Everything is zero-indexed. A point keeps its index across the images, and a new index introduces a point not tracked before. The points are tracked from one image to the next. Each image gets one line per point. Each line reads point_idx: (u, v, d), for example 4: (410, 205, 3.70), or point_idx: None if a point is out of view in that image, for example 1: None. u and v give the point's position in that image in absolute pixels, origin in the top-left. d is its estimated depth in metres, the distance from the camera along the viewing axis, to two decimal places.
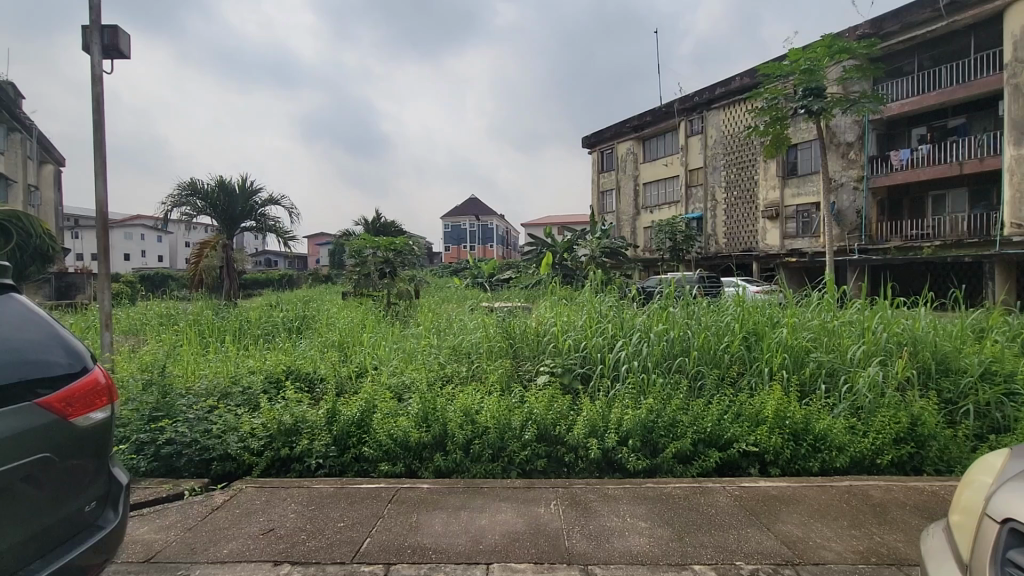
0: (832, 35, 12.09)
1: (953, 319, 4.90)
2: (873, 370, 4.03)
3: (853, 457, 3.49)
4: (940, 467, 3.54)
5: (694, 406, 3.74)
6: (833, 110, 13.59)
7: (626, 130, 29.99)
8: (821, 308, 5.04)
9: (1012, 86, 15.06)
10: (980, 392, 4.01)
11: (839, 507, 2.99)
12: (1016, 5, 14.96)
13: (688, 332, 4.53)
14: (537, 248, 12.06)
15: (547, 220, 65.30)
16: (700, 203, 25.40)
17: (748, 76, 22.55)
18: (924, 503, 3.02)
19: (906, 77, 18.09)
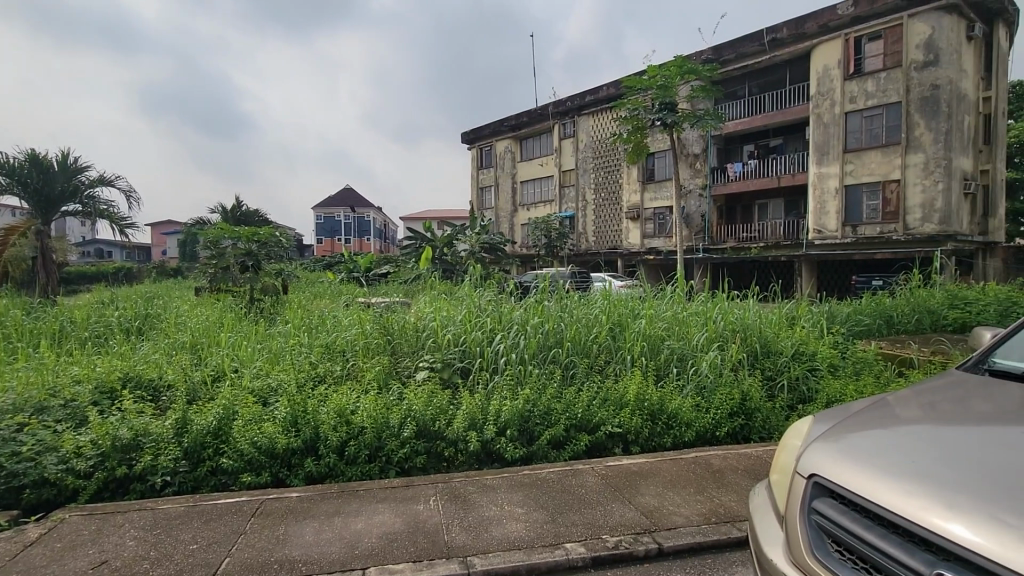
0: (682, 57, 13.56)
1: (773, 309, 5.79)
2: (713, 354, 4.63)
3: (699, 431, 4.00)
4: (763, 434, 4.19)
5: (567, 394, 4.00)
6: (683, 124, 15.25)
7: (504, 129, 30.67)
8: (672, 300, 5.67)
9: (816, 115, 18.17)
10: (792, 369, 4.84)
11: (686, 476, 3.41)
12: (818, 48, 18.10)
13: (560, 325, 4.78)
14: (416, 242, 11.80)
15: (426, 215, 64.38)
16: (572, 203, 26.91)
17: (613, 86, 24.37)
18: (751, 466, 3.56)
19: (740, 100, 20.95)
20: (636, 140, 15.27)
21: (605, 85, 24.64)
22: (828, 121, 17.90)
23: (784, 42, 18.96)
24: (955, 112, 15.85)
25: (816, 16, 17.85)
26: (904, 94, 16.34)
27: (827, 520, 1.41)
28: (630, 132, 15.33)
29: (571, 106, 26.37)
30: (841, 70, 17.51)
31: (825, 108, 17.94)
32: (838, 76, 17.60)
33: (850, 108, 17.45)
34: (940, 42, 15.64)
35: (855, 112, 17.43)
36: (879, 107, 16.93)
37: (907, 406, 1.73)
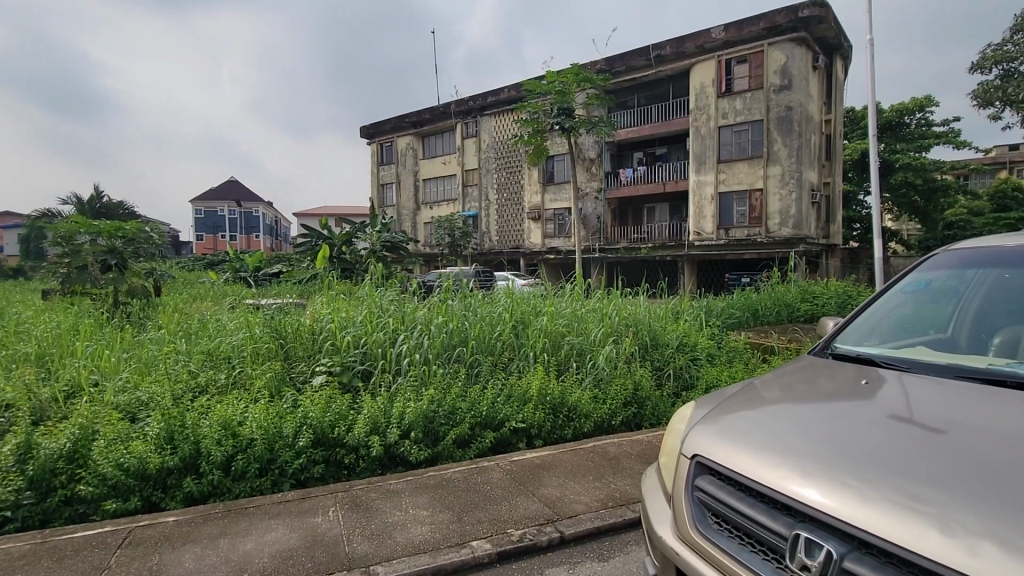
0: (578, 66, 14.20)
1: (661, 305, 6.26)
2: (609, 348, 4.92)
3: (596, 421, 4.25)
4: (653, 420, 4.54)
5: (471, 393, 4.01)
6: (580, 129, 15.94)
7: (405, 125, 29.95)
8: (572, 297, 5.93)
9: (694, 128, 19.95)
10: (676, 360, 5.29)
11: (585, 466, 3.59)
12: (696, 66, 19.88)
13: (464, 323, 4.79)
14: (311, 240, 11.11)
15: (322, 211, 61.05)
16: (475, 202, 27.02)
17: (514, 89, 24.85)
18: (643, 451, 3.85)
19: (630, 110, 22.39)
20: (536, 143, 15.68)
21: (507, 87, 25.05)
22: (705, 134, 19.74)
23: (668, 59, 20.57)
24: (805, 132, 18.21)
25: (694, 38, 19.59)
26: (765, 114, 18.47)
27: (708, 495, 1.58)
28: (530, 134, 15.73)
29: (473, 106, 26.46)
30: (715, 88, 19.40)
31: (702, 122, 19.77)
32: (712, 93, 19.48)
33: (723, 123, 19.38)
34: (793, 70, 17.85)
35: (727, 126, 19.38)
36: (746, 123, 18.97)
37: (769, 388, 1.98)
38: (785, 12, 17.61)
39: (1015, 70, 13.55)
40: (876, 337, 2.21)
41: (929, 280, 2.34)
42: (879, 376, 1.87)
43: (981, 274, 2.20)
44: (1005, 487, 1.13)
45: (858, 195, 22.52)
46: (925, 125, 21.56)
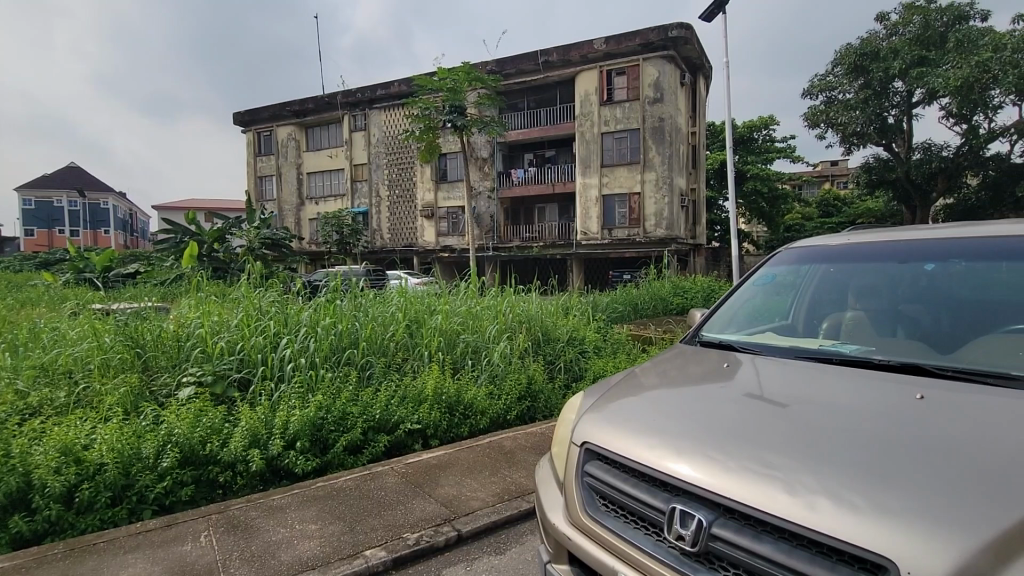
0: (470, 65, 14.25)
1: (551, 301, 6.52)
2: (503, 345, 5.02)
3: (492, 417, 4.33)
4: (545, 412, 4.75)
5: (363, 396, 3.86)
6: (472, 128, 15.99)
7: (286, 113, 27.90)
8: (466, 295, 5.96)
9: (580, 132, 21.01)
10: (567, 353, 5.55)
11: (481, 462, 3.64)
12: (581, 74, 20.93)
13: (355, 324, 4.58)
14: (175, 237, 9.89)
15: (188, 204, 54.77)
16: (365, 198, 26.01)
17: (404, 83, 24.28)
18: (537, 443, 3.99)
19: (521, 112, 23.00)
20: (428, 139, 15.44)
21: (397, 81, 24.39)
22: (589, 139, 20.88)
23: (555, 65, 21.41)
24: (675, 141, 19.98)
25: (578, 47, 20.62)
26: (641, 123, 19.97)
27: (597, 480, 1.67)
28: (422, 130, 15.46)
29: (361, 98, 25.41)
30: (597, 96, 20.59)
31: (587, 127, 20.89)
32: (596, 101, 20.65)
33: (605, 129, 20.63)
34: (664, 84, 19.50)
35: (609, 133, 20.65)
36: (625, 130, 20.36)
37: (648, 376, 2.17)
38: (657, 30, 19.22)
39: (835, 98, 16.00)
40: (735, 326, 2.51)
41: (774, 275, 2.70)
42: (738, 360, 2.13)
43: (812, 270, 2.58)
44: (840, 451, 1.33)
45: (718, 200, 25.28)
46: (769, 141, 24.77)
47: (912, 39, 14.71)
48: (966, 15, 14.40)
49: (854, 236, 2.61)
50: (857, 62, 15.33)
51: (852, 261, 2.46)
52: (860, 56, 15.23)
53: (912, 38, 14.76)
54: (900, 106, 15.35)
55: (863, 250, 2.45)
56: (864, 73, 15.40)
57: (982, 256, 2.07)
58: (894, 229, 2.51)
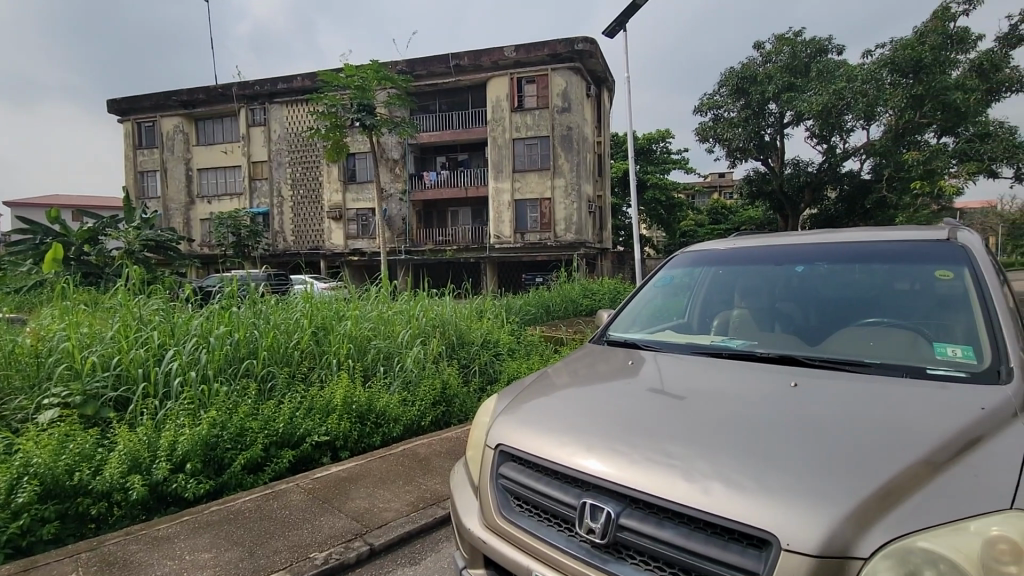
0: (378, 64, 13.86)
1: (465, 305, 6.50)
2: (416, 350, 4.91)
3: (405, 424, 4.23)
4: (460, 417, 4.72)
5: (264, 410, 3.60)
6: (382, 128, 15.55)
7: (172, 103, 25.38)
8: (377, 300, 5.77)
9: (492, 137, 21.23)
10: (482, 356, 5.56)
11: (395, 471, 3.54)
12: (493, 80, 21.15)
13: (253, 332, 4.25)
14: (33, 237, 8.60)
15: (49, 200, 47.91)
16: (265, 198, 24.35)
17: (308, 78, 23.07)
18: (452, 447, 3.95)
19: (433, 114, 22.78)
20: (335, 138, 14.79)
21: (300, 75, 23.10)
22: (501, 144, 21.15)
23: (466, 70, 21.45)
24: (582, 150, 20.84)
25: (489, 53, 20.84)
26: (551, 131, 20.60)
27: (512, 482, 1.69)
28: (328, 128, 14.76)
29: (260, 91, 23.76)
30: (508, 103, 20.92)
31: (499, 133, 21.15)
32: (507, 107, 20.97)
33: (516, 135, 21.01)
34: (572, 94, 20.29)
35: (520, 139, 21.06)
36: (535, 137, 20.87)
37: (560, 374, 2.24)
38: (564, 42, 19.95)
39: (721, 116, 17.61)
40: (638, 325, 2.66)
41: (672, 277, 2.90)
42: (642, 357, 2.26)
43: (704, 272, 2.80)
44: (732, 437, 1.45)
45: (622, 207, 26.70)
46: (666, 152, 26.59)
47: (784, 67, 16.52)
48: (826, 48, 16.41)
49: (739, 241, 2.88)
50: (739, 84, 16.98)
51: (738, 264, 2.71)
52: (741, 79, 16.90)
53: (783, 66, 16.59)
54: (774, 126, 17.14)
55: (747, 254, 2.72)
56: (745, 94, 17.07)
57: (840, 259, 2.39)
58: (771, 236, 2.81)
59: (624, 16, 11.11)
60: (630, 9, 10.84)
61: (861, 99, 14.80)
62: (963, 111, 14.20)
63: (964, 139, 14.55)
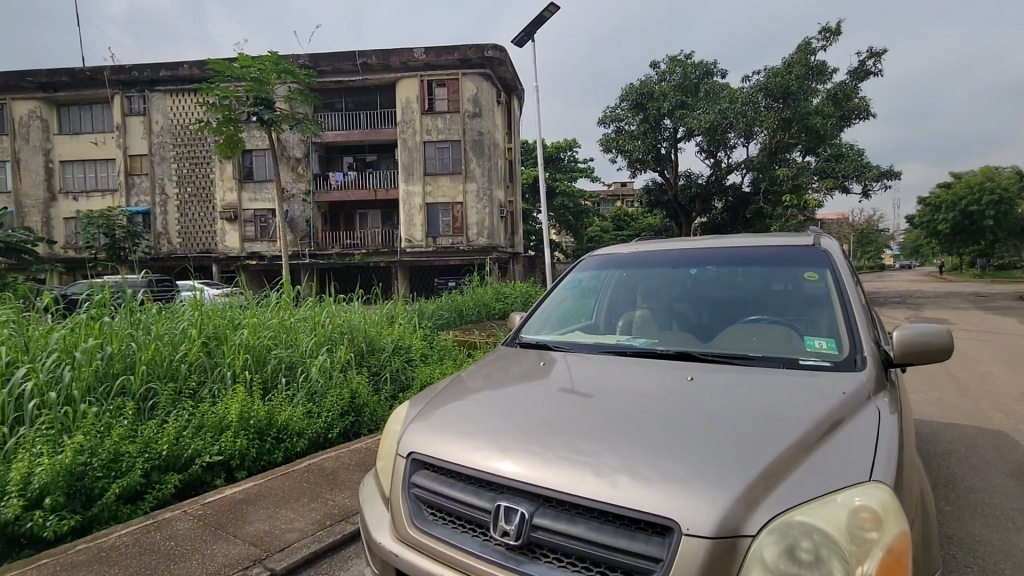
0: (277, 55, 13.06)
1: (375, 310, 6.29)
2: (322, 358, 4.63)
3: (310, 438, 3.99)
4: (370, 427, 4.52)
5: (144, 431, 3.23)
6: (282, 124, 14.62)
7: (26, 85, 22.14)
8: (278, 306, 5.39)
9: (402, 139, 20.80)
10: (393, 363, 5.39)
11: (299, 489, 3.31)
12: (402, 81, 20.74)
13: (130, 344, 3.78)
14: None
15: None
16: (145, 195, 21.95)
17: (197, 67, 21.15)
18: (362, 459, 3.79)
19: (338, 113, 21.89)
20: (228, 132, 13.74)
21: (187, 63, 21.10)
22: (411, 146, 20.79)
23: (374, 69, 20.87)
24: (493, 155, 21.07)
25: (398, 53, 20.45)
26: (462, 135, 20.62)
27: (424, 490, 1.65)
28: (220, 121, 13.66)
29: (138, 77, 21.40)
30: (419, 105, 20.63)
31: (409, 135, 20.78)
32: (417, 109, 20.66)
33: (427, 138, 20.76)
34: (482, 100, 20.47)
35: (431, 142, 20.84)
36: (446, 141, 20.76)
37: (473, 378, 2.23)
38: (475, 48, 20.10)
39: (622, 128, 18.73)
40: (549, 326, 2.73)
41: (580, 279, 3.01)
42: (552, 357, 2.32)
43: (610, 275, 2.93)
44: (641, 431, 1.52)
45: (532, 212, 27.40)
46: (573, 161, 27.68)
47: (676, 86, 17.85)
48: (712, 71, 17.97)
49: (640, 246, 3.06)
50: (637, 99, 18.15)
51: (639, 267, 2.87)
52: (639, 95, 18.07)
53: (676, 85, 17.93)
54: (668, 140, 18.45)
55: (648, 258, 2.89)
56: (642, 109, 18.23)
57: (726, 262, 2.61)
58: (668, 241, 3.01)
59: (532, 26, 11.43)
60: (537, 21, 11.19)
61: (741, 118, 16.41)
62: (822, 134, 16.28)
63: (823, 158, 16.65)
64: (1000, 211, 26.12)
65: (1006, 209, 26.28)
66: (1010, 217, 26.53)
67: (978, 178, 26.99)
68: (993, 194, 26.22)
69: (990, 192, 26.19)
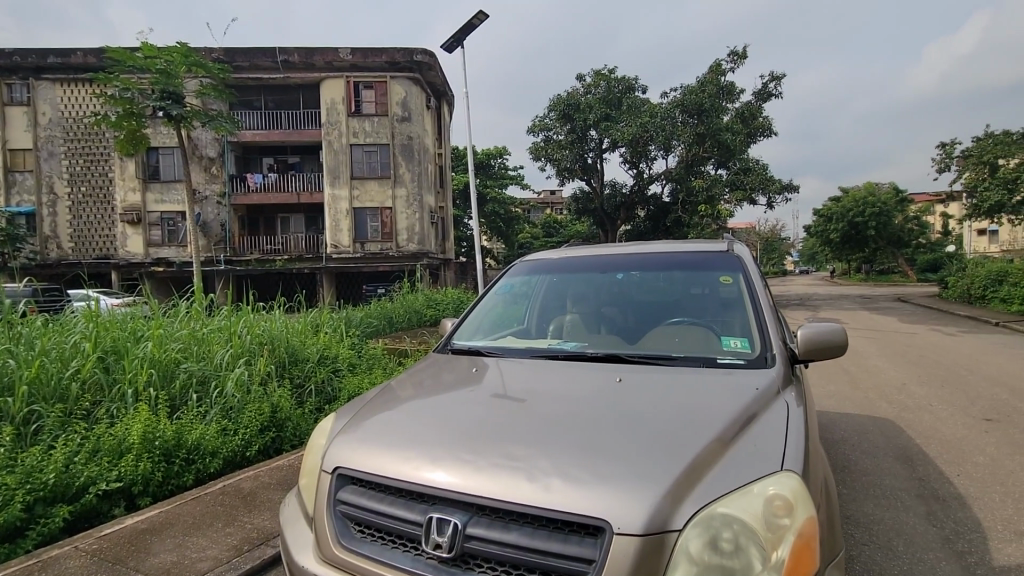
0: (187, 47, 12.15)
1: (298, 318, 5.96)
2: (239, 371, 4.30)
3: (226, 457, 3.69)
4: (294, 442, 4.26)
5: (25, 459, 2.86)
6: (194, 120, 13.58)
7: None
8: (188, 316, 4.98)
9: (327, 141, 20.04)
10: (317, 374, 5.12)
11: (211, 513, 3.06)
12: (327, 81, 20.00)
13: (7, 362, 3.35)
14: None
15: None
16: (29, 194, 19.62)
17: (93, 54, 19.21)
18: (284, 477, 3.56)
19: (256, 111, 20.73)
20: (128, 127, 12.69)
21: (80, 50, 19.09)
22: (337, 149, 20.08)
23: (296, 67, 19.99)
24: (423, 160, 20.80)
25: (322, 53, 19.72)
26: (390, 139, 20.18)
27: (350, 507, 1.57)
28: (119, 115, 12.49)
29: (20, 63, 19.11)
30: (345, 106, 19.97)
31: (334, 136, 20.06)
32: (343, 111, 19.99)
33: (354, 141, 20.13)
34: (411, 104, 20.17)
35: (358, 145, 20.22)
36: (374, 144, 20.22)
37: (404, 387, 2.16)
38: (403, 51, 19.82)
39: (551, 138, 19.19)
40: (481, 332, 2.71)
41: (511, 284, 3.03)
42: (484, 363, 2.30)
43: (541, 280, 2.96)
44: (574, 433, 1.54)
45: (463, 218, 27.35)
46: (503, 168, 27.96)
47: (601, 98, 18.53)
48: (634, 86, 18.83)
49: (569, 251, 3.12)
50: (565, 110, 18.66)
51: (569, 271, 2.92)
52: (567, 106, 18.62)
53: (601, 98, 18.60)
54: (594, 150, 19.14)
55: (576, 263, 2.96)
56: (570, 120, 18.76)
57: (650, 268, 2.72)
58: (596, 246, 3.10)
59: (461, 33, 11.42)
60: (467, 28, 11.22)
61: (661, 131, 17.39)
62: (732, 149, 17.56)
63: (733, 171, 17.95)
64: (880, 222, 29.49)
65: (884, 220, 29.69)
66: (888, 227, 29.99)
67: (862, 192, 30.28)
68: (874, 207, 29.52)
69: (872, 205, 29.48)
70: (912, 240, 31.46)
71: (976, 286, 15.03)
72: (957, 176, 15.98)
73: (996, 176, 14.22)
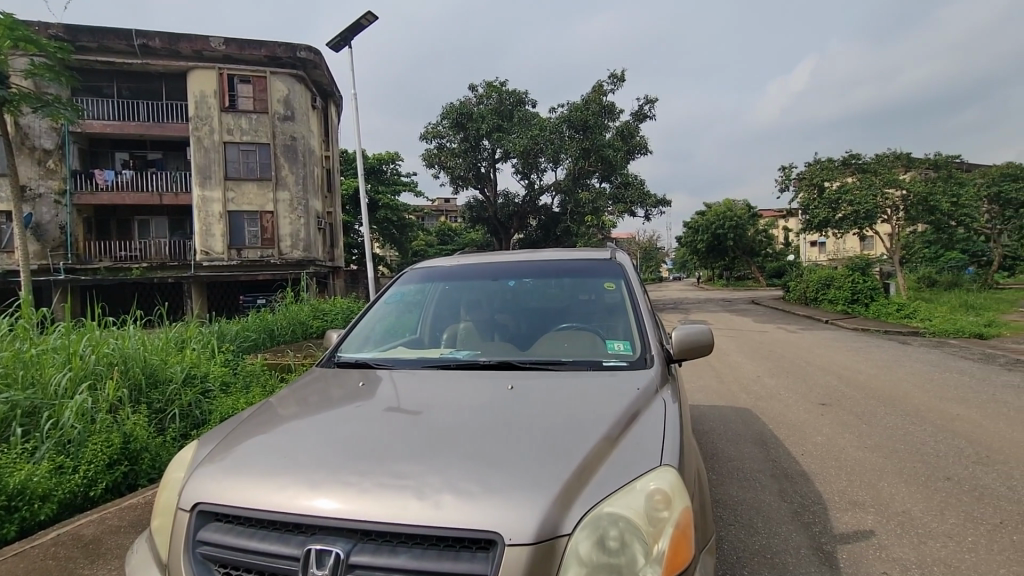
0: (11, 18, 10.22)
1: (159, 334, 5.26)
2: (81, 397, 3.66)
3: (62, 500, 3.11)
4: (151, 476, 3.70)
5: None
6: (21, 105, 11.41)
7: None
8: (11, 336, 4.17)
9: (196, 138, 18.13)
10: (182, 396, 4.51)
11: (39, 570, 2.56)
12: (195, 72, 18.11)
13: None
14: None
15: None
16: None
17: None
18: (138, 518, 3.09)
19: (105, 99, 18.14)
20: None
21: None
22: (208, 147, 18.22)
23: (157, 53, 17.87)
24: (308, 162, 19.57)
25: (189, 40, 17.90)
26: (270, 138, 18.71)
27: (211, 546, 1.39)
28: None
29: None
30: (217, 101, 18.19)
31: (204, 133, 18.20)
32: (214, 106, 18.19)
33: (227, 138, 18.39)
34: (294, 103, 18.92)
35: (232, 143, 18.51)
36: (252, 144, 18.64)
37: (286, 405, 1.98)
38: (284, 46, 18.51)
39: (444, 145, 19.17)
40: (371, 343, 2.58)
41: (403, 293, 2.92)
42: (375, 376, 2.18)
43: (434, 289, 2.90)
44: (467, 445, 1.51)
45: (353, 224, 26.19)
46: (395, 174, 27.28)
47: (493, 110, 18.84)
48: (524, 100, 19.37)
49: (464, 259, 3.09)
50: (458, 118, 18.72)
51: (464, 279, 2.89)
52: (459, 114, 18.67)
53: (493, 109, 18.93)
54: (487, 160, 19.46)
55: (471, 271, 2.92)
56: (462, 128, 18.87)
57: (543, 276, 2.78)
58: (491, 255, 3.10)
59: (348, 33, 10.97)
60: (355, 27, 10.80)
61: (550, 145, 18.17)
62: (614, 164, 18.81)
63: (615, 184, 19.15)
64: (736, 233, 33.33)
65: (740, 232, 33.62)
66: (743, 238, 34.00)
67: (722, 207, 34.05)
68: (732, 220, 33.28)
69: (729, 219, 33.24)
70: (762, 249, 35.98)
71: (811, 289, 17.55)
72: (794, 195, 18.54)
73: (823, 196, 16.79)
